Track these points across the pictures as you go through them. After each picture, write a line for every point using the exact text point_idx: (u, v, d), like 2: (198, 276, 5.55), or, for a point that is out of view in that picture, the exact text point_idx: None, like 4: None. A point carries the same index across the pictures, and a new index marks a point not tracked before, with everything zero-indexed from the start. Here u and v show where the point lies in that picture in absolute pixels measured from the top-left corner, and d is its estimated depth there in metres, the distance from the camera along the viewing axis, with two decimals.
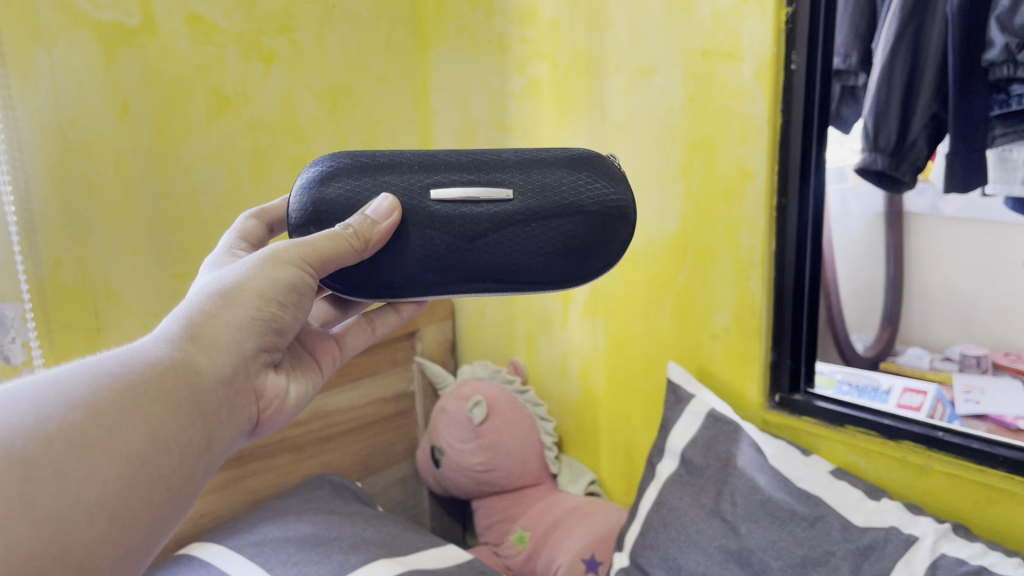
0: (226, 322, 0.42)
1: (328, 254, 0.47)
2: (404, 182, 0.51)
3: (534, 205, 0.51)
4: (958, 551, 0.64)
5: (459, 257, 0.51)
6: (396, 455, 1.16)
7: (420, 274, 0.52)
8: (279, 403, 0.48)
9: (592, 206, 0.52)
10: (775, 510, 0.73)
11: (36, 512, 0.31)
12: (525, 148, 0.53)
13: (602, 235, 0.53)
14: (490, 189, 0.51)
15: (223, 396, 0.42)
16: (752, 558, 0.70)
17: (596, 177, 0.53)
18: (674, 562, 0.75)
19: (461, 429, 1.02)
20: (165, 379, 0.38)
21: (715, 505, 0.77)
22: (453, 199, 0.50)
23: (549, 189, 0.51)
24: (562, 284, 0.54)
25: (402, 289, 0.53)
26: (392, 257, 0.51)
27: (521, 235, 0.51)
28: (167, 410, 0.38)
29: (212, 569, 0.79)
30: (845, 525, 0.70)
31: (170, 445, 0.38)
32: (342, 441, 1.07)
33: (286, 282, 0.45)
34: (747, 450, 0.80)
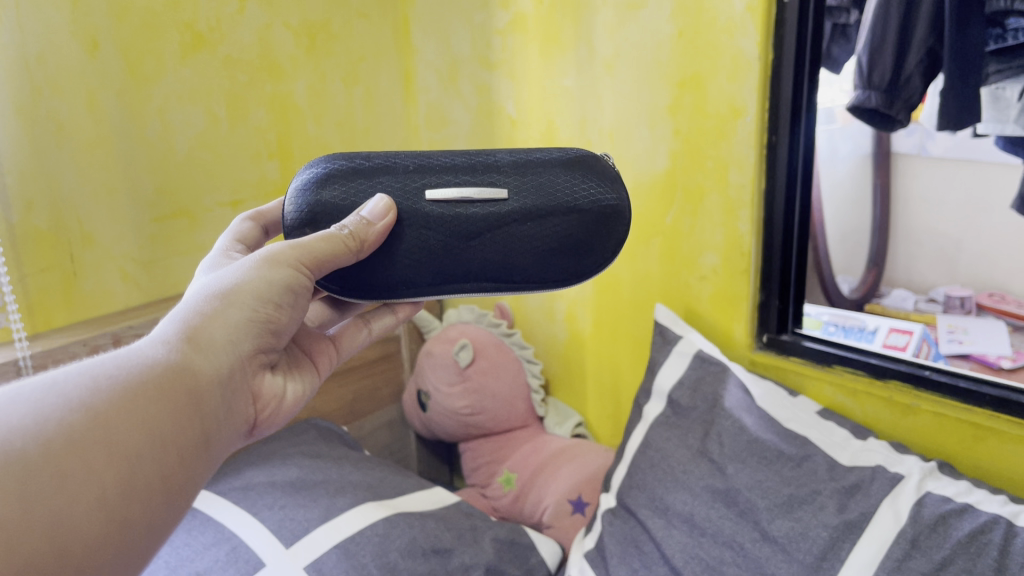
0: (223, 323, 0.43)
1: (325, 256, 0.48)
2: (399, 184, 0.52)
3: (529, 205, 0.51)
4: (943, 489, 0.65)
5: (455, 257, 0.52)
6: (382, 400, 1.15)
7: (417, 274, 0.52)
8: (275, 403, 0.49)
9: (587, 205, 0.52)
10: (762, 451, 0.73)
11: (35, 511, 0.33)
12: (519, 150, 0.54)
13: (597, 234, 0.53)
14: (484, 190, 0.51)
15: (219, 397, 0.43)
16: (738, 497, 0.71)
17: (592, 177, 0.53)
18: (661, 503, 0.75)
19: (448, 372, 1.02)
20: (163, 380, 0.39)
21: (703, 445, 0.77)
22: (447, 200, 0.51)
23: (544, 189, 0.52)
24: (562, 284, 0.54)
25: (400, 289, 0.53)
26: (389, 258, 0.52)
27: (516, 235, 0.51)
28: (165, 413, 0.39)
29: (197, 514, 0.80)
30: (831, 464, 0.70)
31: (167, 447, 0.39)
32: (328, 385, 1.06)
33: (283, 283, 0.46)
34: (734, 390, 0.79)
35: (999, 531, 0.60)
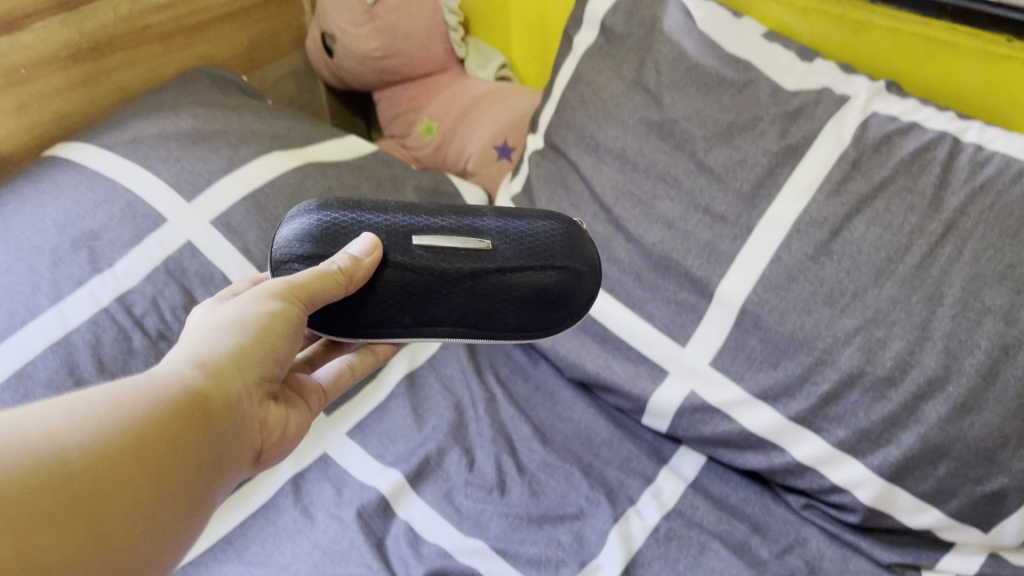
0: (228, 355, 0.40)
1: (318, 293, 0.43)
2: (387, 227, 0.47)
3: (514, 258, 0.47)
4: (889, 109, 0.61)
5: (437, 301, 0.47)
6: (281, 48, 1.05)
7: (396, 315, 0.48)
8: (283, 433, 0.45)
9: (569, 262, 0.49)
10: (702, 79, 0.66)
11: (67, 517, 0.31)
12: (504, 209, 0.50)
13: (574, 292, 0.49)
14: (467, 239, 0.47)
15: (232, 429, 0.39)
16: (674, 129, 0.66)
17: (572, 236, 0.50)
18: (593, 141, 0.71)
19: (354, 13, 0.89)
20: (183, 403, 0.37)
21: (638, 76, 0.70)
22: (433, 245, 0.47)
23: (529, 246, 0.48)
24: (535, 335, 0.50)
25: (374, 330, 0.48)
26: (369, 299, 0.47)
27: (498, 285, 0.47)
28: (189, 437, 0.36)
29: (81, 170, 0.69)
30: (775, 89, 0.64)
31: (192, 471, 0.36)
32: (219, 28, 0.95)
33: (285, 317, 0.42)
34: (674, 13, 0.71)
35: (944, 148, 0.57)
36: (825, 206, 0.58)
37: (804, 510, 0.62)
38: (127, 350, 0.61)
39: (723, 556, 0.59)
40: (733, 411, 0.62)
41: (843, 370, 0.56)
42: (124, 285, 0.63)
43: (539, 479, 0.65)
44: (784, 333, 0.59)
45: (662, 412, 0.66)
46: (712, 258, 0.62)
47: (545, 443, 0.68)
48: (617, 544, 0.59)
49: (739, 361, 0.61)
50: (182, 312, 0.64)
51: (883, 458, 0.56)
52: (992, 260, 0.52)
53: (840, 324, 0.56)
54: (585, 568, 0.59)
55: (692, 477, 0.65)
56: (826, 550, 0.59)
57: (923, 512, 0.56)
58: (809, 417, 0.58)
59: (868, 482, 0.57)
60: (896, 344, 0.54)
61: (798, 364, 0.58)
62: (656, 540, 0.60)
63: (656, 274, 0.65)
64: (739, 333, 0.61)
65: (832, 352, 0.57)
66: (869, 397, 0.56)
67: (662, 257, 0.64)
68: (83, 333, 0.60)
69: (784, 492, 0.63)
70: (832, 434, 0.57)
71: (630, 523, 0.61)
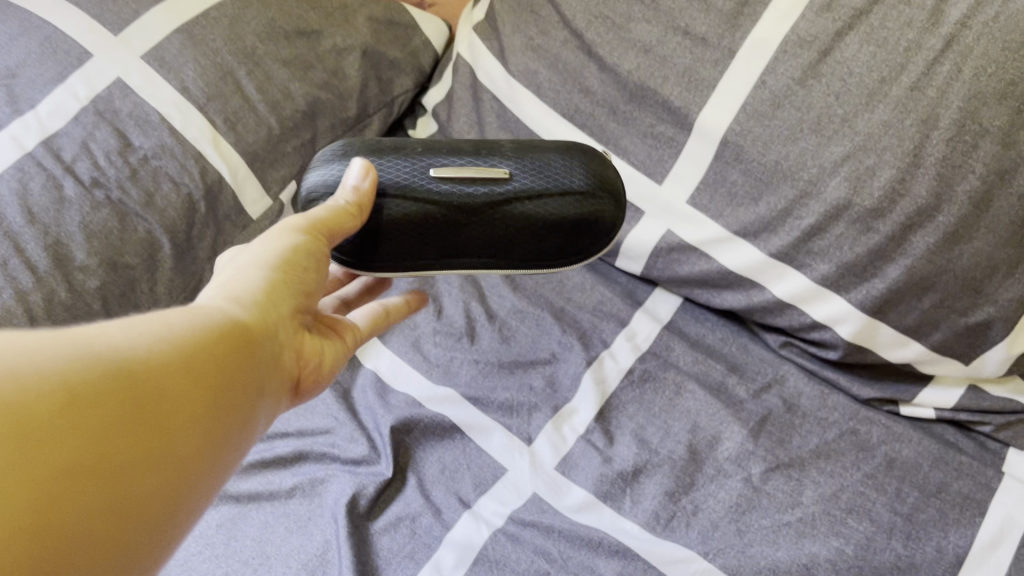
0: (254, 292, 0.36)
1: (336, 228, 0.38)
2: (401, 165, 0.42)
3: (532, 184, 0.42)
4: None
5: (454, 237, 0.42)
6: None
7: (416, 252, 0.43)
8: (316, 366, 0.41)
9: (592, 186, 0.43)
10: None
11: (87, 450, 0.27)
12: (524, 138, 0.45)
13: (600, 217, 0.43)
14: (482, 170, 0.42)
15: (266, 367, 0.35)
16: None
17: (595, 162, 0.44)
18: None
19: None
20: (214, 336, 0.33)
21: None
22: (448, 177, 0.41)
23: (550, 175, 0.42)
24: (563, 263, 0.45)
25: (392, 269, 0.44)
26: (383, 240, 0.42)
27: (519, 220, 0.42)
28: (217, 371, 0.32)
29: None
30: None
31: (222, 407, 0.32)
32: None
33: (309, 249, 0.38)
34: None
35: None
36: (815, 24, 0.53)
37: (783, 348, 0.60)
38: (59, 200, 0.55)
39: (699, 396, 0.57)
40: (711, 250, 0.59)
41: (829, 202, 0.53)
42: (49, 129, 0.57)
43: (510, 326, 0.62)
44: (767, 164, 0.55)
45: (637, 253, 0.63)
46: (693, 86, 0.57)
47: (516, 288, 0.65)
48: (590, 388, 0.58)
49: (719, 196, 0.58)
50: (117, 157, 0.58)
51: (867, 293, 0.53)
52: (993, 78, 0.48)
53: (827, 152, 0.53)
54: (558, 412, 0.57)
55: (668, 318, 0.63)
56: (804, 389, 0.58)
57: (905, 346, 0.54)
58: (791, 253, 0.56)
59: (848, 318, 0.55)
60: (886, 172, 0.51)
61: (781, 197, 0.55)
62: (630, 384, 0.59)
63: (631, 107, 0.61)
64: (720, 167, 0.58)
65: (817, 183, 0.53)
66: (855, 230, 0.53)
67: (637, 87, 0.60)
68: (8, 182, 0.55)
69: (762, 331, 0.61)
70: (814, 270, 0.55)
71: (604, 366, 0.59)
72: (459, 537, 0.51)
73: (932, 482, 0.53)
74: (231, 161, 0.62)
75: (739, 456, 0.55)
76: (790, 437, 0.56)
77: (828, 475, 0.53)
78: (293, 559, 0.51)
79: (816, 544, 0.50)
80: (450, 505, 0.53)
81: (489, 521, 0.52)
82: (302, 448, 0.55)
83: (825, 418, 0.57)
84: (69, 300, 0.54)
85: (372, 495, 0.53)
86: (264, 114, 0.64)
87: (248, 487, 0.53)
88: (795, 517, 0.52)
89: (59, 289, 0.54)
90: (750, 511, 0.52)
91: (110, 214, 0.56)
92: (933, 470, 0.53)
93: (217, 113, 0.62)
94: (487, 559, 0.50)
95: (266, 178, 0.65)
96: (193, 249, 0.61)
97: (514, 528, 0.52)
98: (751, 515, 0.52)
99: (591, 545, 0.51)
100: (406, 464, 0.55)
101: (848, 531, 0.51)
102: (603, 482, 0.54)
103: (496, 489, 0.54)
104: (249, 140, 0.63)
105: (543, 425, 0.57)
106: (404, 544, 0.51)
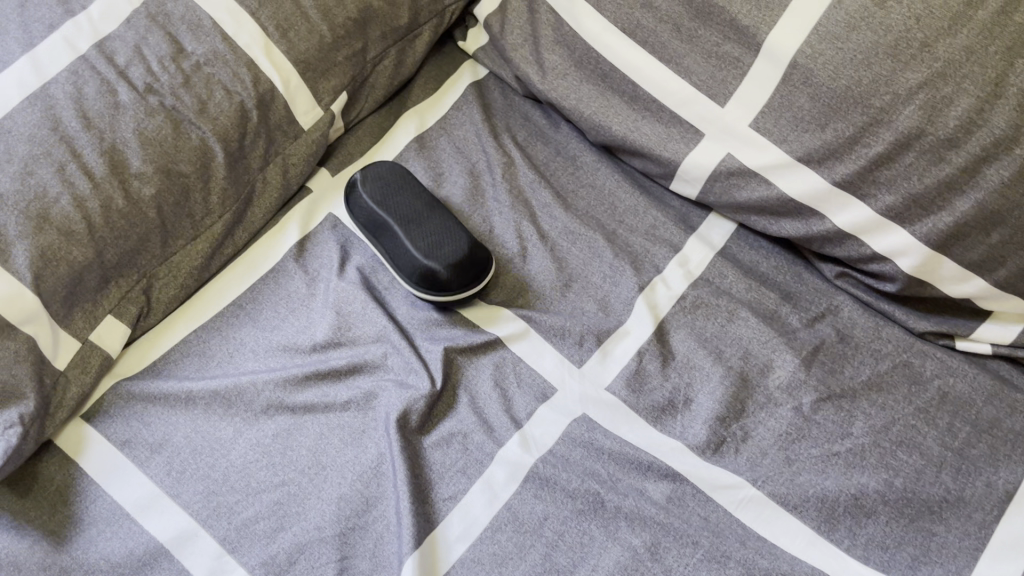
0: None
1: None
2: (398, 222, 0.58)
3: (443, 231, 0.57)
4: None
5: (386, 226, 0.58)
6: None
7: (409, 235, 0.57)
8: None
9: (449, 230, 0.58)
10: None
11: None
12: (367, 205, 0.59)
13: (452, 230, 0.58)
14: (416, 211, 0.58)
15: None
16: None
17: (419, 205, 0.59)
18: None
19: None
20: None
21: None
22: (381, 199, 0.59)
23: (446, 230, 0.57)
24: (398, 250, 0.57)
25: (424, 250, 0.56)
26: (421, 236, 0.57)
27: (414, 228, 0.57)
28: None
29: None
30: None
31: None
32: None
33: None
34: None
35: None
36: None
37: (838, 279, 0.59)
38: (114, 105, 0.55)
39: (752, 324, 0.57)
40: (772, 175, 0.57)
41: (900, 130, 0.51)
42: (102, 31, 0.57)
43: (561, 247, 0.62)
44: (837, 89, 0.53)
45: (694, 177, 0.61)
46: (762, 5, 0.55)
47: (567, 209, 0.63)
48: (643, 310, 0.58)
49: (784, 121, 0.56)
50: (170, 63, 0.57)
51: (932, 226, 0.52)
52: None
53: (902, 79, 0.51)
54: (609, 335, 0.57)
55: (721, 245, 0.62)
56: (859, 319, 0.58)
57: (966, 282, 0.53)
58: (856, 182, 0.54)
59: (912, 250, 0.53)
60: (964, 101, 0.49)
61: (850, 124, 0.53)
62: (682, 309, 0.58)
63: (696, 24, 0.58)
64: (787, 90, 0.55)
65: (889, 111, 0.52)
66: (925, 161, 0.51)
67: (704, 4, 0.57)
68: (62, 85, 0.54)
69: (817, 260, 0.60)
70: (879, 201, 0.54)
71: (657, 291, 0.59)
72: (510, 456, 0.52)
73: (985, 418, 0.53)
74: (283, 68, 0.60)
75: (791, 385, 0.54)
76: (842, 368, 0.55)
77: (879, 408, 0.53)
78: (347, 470, 0.52)
79: (865, 476, 0.51)
80: (501, 423, 0.54)
81: (538, 442, 0.53)
82: (355, 362, 0.55)
83: (878, 350, 0.56)
84: (126, 208, 0.54)
85: (422, 411, 0.53)
86: (317, 22, 0.61)
87: (303, 399, 0.54)
88: (845, 448, 0.52)
89: (116, 196, 0.54)
90: (800, 440, 0.53)
91: (165, 121, 0.56)
92: (987, 406, 0.53)
93: (269, 20, 0.60)
94: (537, 476, 0.51)
95: (318, 88, 0.63)
96: (244, 158, 0.60)
97: (564, 448, 0.53)
98: (801, 444, 0.52)
99: (640, 468, 0.52)
100: (456, 382, 0.56)
101: (898, 463, 0.51)
102: (653, 409, 0.54)
103: (547, 412, 0.54)
104: (302, 49, 0.61)
105: (593, 349, 0.56)
106: (456, 459, 0.52)
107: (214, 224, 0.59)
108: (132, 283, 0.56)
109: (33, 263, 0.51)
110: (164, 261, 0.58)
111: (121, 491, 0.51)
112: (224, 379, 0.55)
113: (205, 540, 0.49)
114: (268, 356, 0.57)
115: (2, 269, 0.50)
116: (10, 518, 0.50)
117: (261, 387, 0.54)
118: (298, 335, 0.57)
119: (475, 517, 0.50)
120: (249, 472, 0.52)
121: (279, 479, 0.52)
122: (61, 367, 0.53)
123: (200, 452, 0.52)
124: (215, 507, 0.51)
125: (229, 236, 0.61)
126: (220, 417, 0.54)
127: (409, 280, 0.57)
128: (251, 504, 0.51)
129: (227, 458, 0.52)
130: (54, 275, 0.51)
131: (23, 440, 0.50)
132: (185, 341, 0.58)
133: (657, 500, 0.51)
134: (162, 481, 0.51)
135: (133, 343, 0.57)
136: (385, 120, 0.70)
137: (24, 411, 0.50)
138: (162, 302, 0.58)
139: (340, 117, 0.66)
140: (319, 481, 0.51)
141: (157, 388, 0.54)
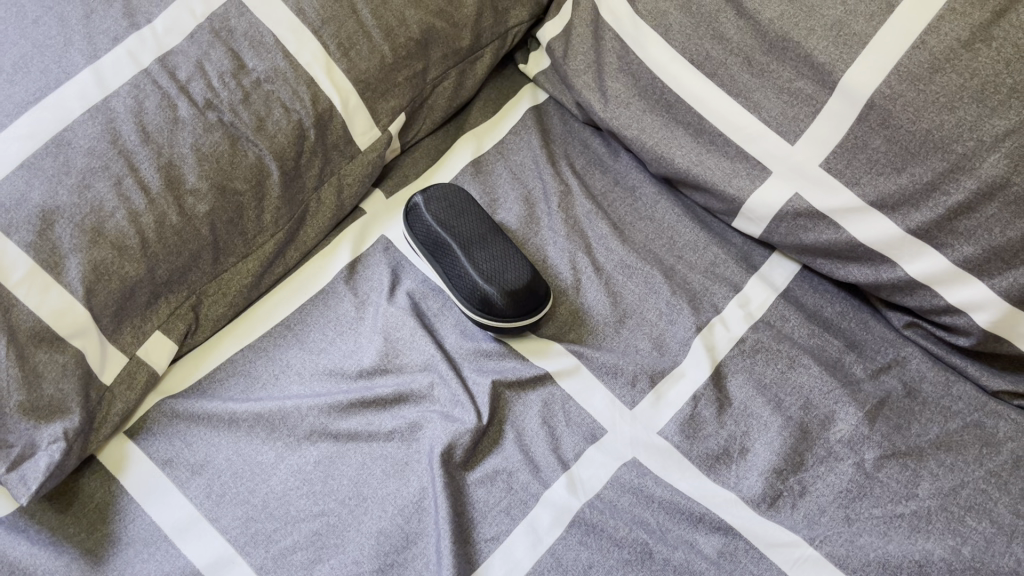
0: None
1: None
2: (456, 242, 0.56)
3: (503, 257, 0.56)
4: None
5: (444, 245, 0.57)
6: None
7: (467, 256, 0.56)
8: None
9: (513, 253, 0.57)
10: None
11: None
12: (429, 221, 0.58)
13: (515, 255, 0.57)
14: (478, 232, 0.57)
15: None
16: None
17: (482, 224, 0.58)
18: None
19: None
20: None
21: None
22: (441, 218, 0.58)
23: (507, 256, 0.56)
24: (456, 271, 0.56)
25: (479, 276, 0.55)
26: (479, 260, 0.55)
27: (471, 250, 0.56)
28: None
29: None
30: None
31: None
32: None
33: None
34: None
35: None
36: None
37: (907, 328, 0.56)
38: (173, 120, 0.54)
39: (815, 372, 0.55)
40: (842, 219, 0.55)
41: (984, 179, 0.49)
42: (166, 46, 0.56)
43: (616, 281, 0.60)
44: (917, 133, 0.51)
45: (760, 215, 0.59)
46: (840, 41, 0.53)
47: (624, 241, 0.61)
48: (701, 353, 0.56)
49: (857, 163, 0.54)
50: (231, 79, 0.56)
51: (1013, 282, 0.49)
52: None
53: (988, 125, 0.48)
54: (664, 376, 0.55)
55: (784, 286, 0.60)
56: (928, 373, 0.55)
57: None
58: (932, 230, 0.51)
59: (989, 304, 0.50)
60: None
61: (930, 169, 0.51)
62: (740, 353, 0.56)
63: (769, 58, 0.57)
64: (862, 131, 0.53)
65: (973, 158, 0.49)
66: (1009, 213, 0.49)
67: (778, 37, 0.55)
68: (123, 98, 0.53)
69: (885, 308, 0.57)
70: (957, 251, 0.51)
71: (714, 333, 0.57)
72: (557, 497, 0.51)
73: None
74: (343, 88, 0.59)
75: (853, 439, 0.52)
76: (909, 424, 0.53)
77: (947, 469, 0.50)
78: (389, 503, 0.50)
79: (930, 542, 0.47)
80: (549, 462, 0.52)
81: (586, 485, 0.51)
82: (401, 391, 0.54)
83: (947, 407, 0.53)
84: (180, 224, 0.54)
85: (467, 446, 0.52)
86: (378, 41, 0.60)
87: (347, 427, 0.53)
88: (909, 509, 0.49)
89: (170, 212, 0.53)
90: (861, 498, 0.50)
91: (222, 137, 0.55)
92: None
93: (331, 39, 0.58)
94: (583, 522, 0.50)
95: (377, 109, 0.62)
96: (300, 177, 0.60)
97: (612, 493, 0.51)
98: (863, 503, 0.50)
99: (692, 519, 0.50)
100: (503, 417, 0.54)
101: (966, 530, 0.48)
102: (707, 456, 0.52)
103: (596, 453, 0.52)
104: (362, 68, 0.60)
105: (647, 390, 0.55)
106: (500, 499, 0.51)
107: (266, 242, 0.59)
108: (181, 299, 0.56)
109: (86, 277, 0.50)
110: (214, 279, 0.57)
111: (160, 513, 0.50)
112: (268, 402, 0.54)
113: (240, 567, 0.48)
114: (313, 380, 0.56)
115: (56, 282, 0.50)
116: (48, 534, 0.49)
117: (305, 413, 0.53)
118: (345, 360, 0.56)
119: (517, 561, 0.49)
120: (289, 500, 0.51)
121: (319, 508, 0.50)
122: (108, 382, 0.52)
123: (240, 476, 0.52)
124: (253, 534, 0.50)
125: (280, 255, 0.60)
126: (262, 441, 0.53)
127: (465, 304, 0.56)
128: (289, 533, 0.50)
129: (268, 483, 0.51)
130: (105, 290, 0.51)
131: (66, 456, 0.49)
132: (231, 360, 0.57)
133: (708, 555, 0.48)
134: (202, 504, 0.51)
135: (180, 359, 0.57)
136: (442, 142, 0.69)
137: (69, 426, 0.49)
138: (210, 320, 0.57)
139: (398, 138, 0.65)
140: (360, 512, 0.50)
141: (201, 407, 0.54)
